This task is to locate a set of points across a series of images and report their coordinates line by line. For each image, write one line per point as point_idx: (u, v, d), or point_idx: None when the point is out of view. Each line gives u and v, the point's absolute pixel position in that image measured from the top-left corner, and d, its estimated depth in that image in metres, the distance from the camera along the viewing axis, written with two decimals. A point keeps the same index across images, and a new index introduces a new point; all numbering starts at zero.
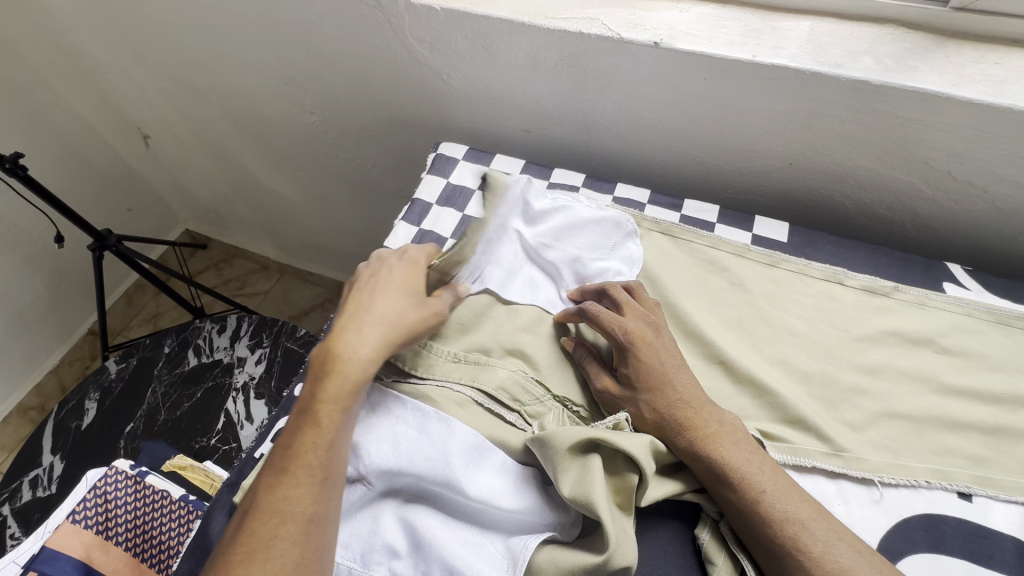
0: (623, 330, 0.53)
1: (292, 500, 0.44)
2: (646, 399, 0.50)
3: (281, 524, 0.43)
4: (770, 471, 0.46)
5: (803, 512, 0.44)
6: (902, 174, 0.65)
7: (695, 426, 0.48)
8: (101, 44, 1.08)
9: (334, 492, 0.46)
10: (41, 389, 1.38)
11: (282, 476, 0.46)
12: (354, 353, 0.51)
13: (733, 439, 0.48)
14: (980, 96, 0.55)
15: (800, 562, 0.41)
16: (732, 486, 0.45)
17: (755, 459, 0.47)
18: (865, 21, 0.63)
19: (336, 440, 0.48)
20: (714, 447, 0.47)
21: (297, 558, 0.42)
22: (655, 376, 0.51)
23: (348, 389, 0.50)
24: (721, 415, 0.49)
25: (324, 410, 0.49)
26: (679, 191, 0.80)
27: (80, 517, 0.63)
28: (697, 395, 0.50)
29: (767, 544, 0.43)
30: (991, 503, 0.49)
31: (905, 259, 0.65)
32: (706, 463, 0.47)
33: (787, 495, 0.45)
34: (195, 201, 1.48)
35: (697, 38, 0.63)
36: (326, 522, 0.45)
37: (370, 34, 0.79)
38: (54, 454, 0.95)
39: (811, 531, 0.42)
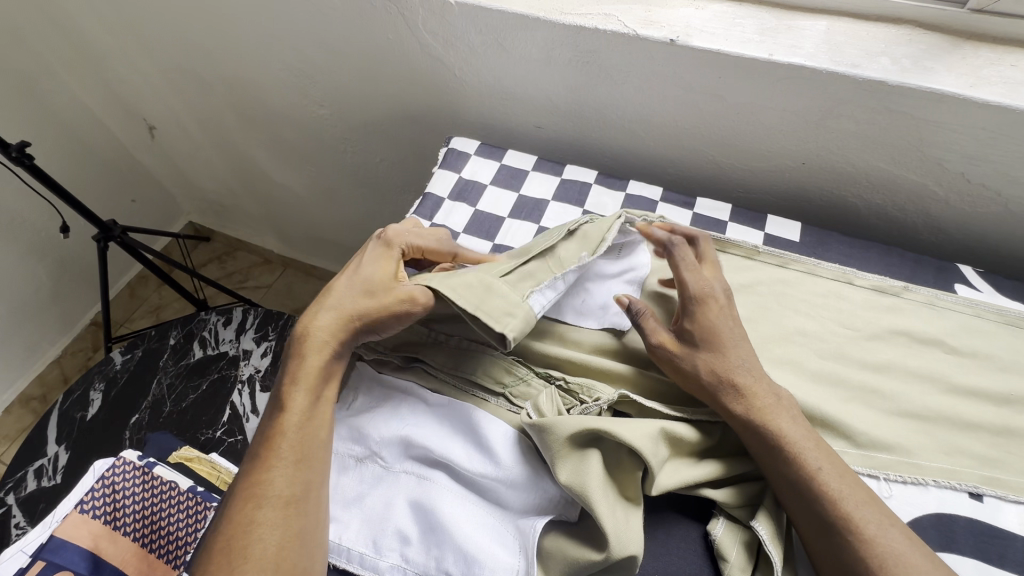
0: (697, 286, 0.54)
1: (270, 483, 0.45)
2: (706, 357, 0.50)
3: (259, 506, 0.43)
4: (824, 450, 0.46)
5: (854, 492, 0.43)
6: (915, 175, 0.65)
7: (753, 392, 0.48)
8: (107, 33, 1.07)
9: (313, 473, 0.46)
10: (43, 379, 1.37)
11: (257, 461, 0.46)
12: (320, 340, 0.51)
13: (790, 413, 0.48)
14: (997, 97, 0.55)
15: (849, 541, 0.41)
16: (786, 460, 0.45)
17: (810, 436, 0.46)
18: (881, 21, 0.63)
19: (309, 422, 0.48)
20: (771, 418, 0.47)
21: (279, 540, 0.42)
22: (721, 338, 0.51)
23: (313, 373, 0.50)
24: (777, 390, 0.49)
25: (293, 393, 0.49)
26: (691, 190, 0.80)
27: (89, 507, 0.61)
28: (757, 368, 0.50)
29: (819, 520, 0.43)
30: (1001, 504, 0.49)
31: (915, 260, 0.65)
32: (761, 431, 0.46)
33: (841, 474, 0.44)
34: (199, 192, 1.47)
35: (713, 35, 0.63)
36: (308, 501, 0.45)
37: (383, 28, 0.79)
38: (59, 444, 0.95)
39: (864, 511, 0.42)
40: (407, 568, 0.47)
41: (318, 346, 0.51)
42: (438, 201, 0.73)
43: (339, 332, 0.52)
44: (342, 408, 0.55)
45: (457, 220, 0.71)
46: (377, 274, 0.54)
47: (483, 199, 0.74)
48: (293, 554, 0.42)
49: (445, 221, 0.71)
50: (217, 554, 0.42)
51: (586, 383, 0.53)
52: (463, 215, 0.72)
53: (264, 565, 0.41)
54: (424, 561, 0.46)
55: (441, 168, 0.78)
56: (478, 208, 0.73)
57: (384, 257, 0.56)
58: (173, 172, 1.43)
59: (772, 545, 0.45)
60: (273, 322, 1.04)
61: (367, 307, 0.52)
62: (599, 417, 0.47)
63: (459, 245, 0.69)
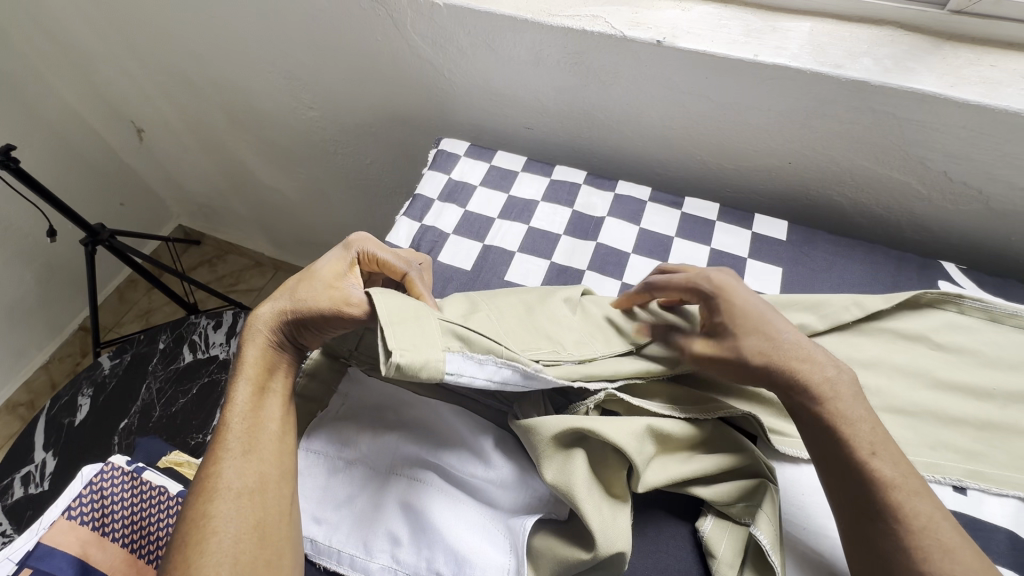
0: (706, 279, 0.49)
1: (220, 477, 0.43)
2: (751, 342, 0.45)
3: (211, 501, 0.42)
4: (881, 434, 0.42)
5: (908, 480, 0.39)
6: (899, 174, 0.66)
7: (809, 368, 0.43)
8: (93, 34, 1.07)
9: (265, 462, 0.45)
10: (31, 385, 1.36)
11: (207, 458, 0.45)
12: (257, 336, 0.50)
13: (849, 391, 0.43)
14: (976, 97, 0.56)
15: (892, 530, 0.38)
16: (840, 442, 0.41)
17: (868, 418, 0.42)
18: (864, 22, 0.64)
19: (254, 413, 0.47)
20: (831, 398, 0.42)
21: (235, 532, 0.41)
22: (753, 315, 0.46)
23: (255, 369, 0.49)
24: (836, 362, 0.45)
25: (236, 388, 0.48)
26: (679, 190, 0.81)
27: (77, 513, 0.58)
28: (807, 338, 0.46)
29: (863, 507, 0.39)
30: (984, 496, 0.50)
31: (900, 259, 0.66)
32: (813, 410, 0.43)
33: (895, 461, 0.40)
34: (188, 196, 1.46)
35: (699, 37, 0.63)
36: (265, 490, 0.44)
37: (371, 30, 0.79)
38: (46, 450, 0.93)
39: (914, 502, 0.38)
40: (398, 569, 0.46)
41: (255, 341, 0.50)
42: (427, 202, 0.74)
43: (278, 326, 0.51)
44: (325, 412, 0.55)
45: (446, 221, 0.71)
46: (322, 271, 0.52)
47: (472, 200, 0.74)
48: (251, 546, 0.41)
49: (435, 223, 0.71)
50: (175, 555, 0.41)
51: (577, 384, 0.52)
52: (453, 216, 0.72)
53: (222, 558, 0.40)
54: (415, 562, 0.46)
55: (431, 169, 0.78)
56: (468, 209, 0.73)
57: (335, 257, 0.54)
58: (162, 175, 1.42)
59: (771, 550, 0.44)
60: None
61: (305, 303, 0.50)
62: (583, 417, 0.47)
63: (449, 246, 0.69)
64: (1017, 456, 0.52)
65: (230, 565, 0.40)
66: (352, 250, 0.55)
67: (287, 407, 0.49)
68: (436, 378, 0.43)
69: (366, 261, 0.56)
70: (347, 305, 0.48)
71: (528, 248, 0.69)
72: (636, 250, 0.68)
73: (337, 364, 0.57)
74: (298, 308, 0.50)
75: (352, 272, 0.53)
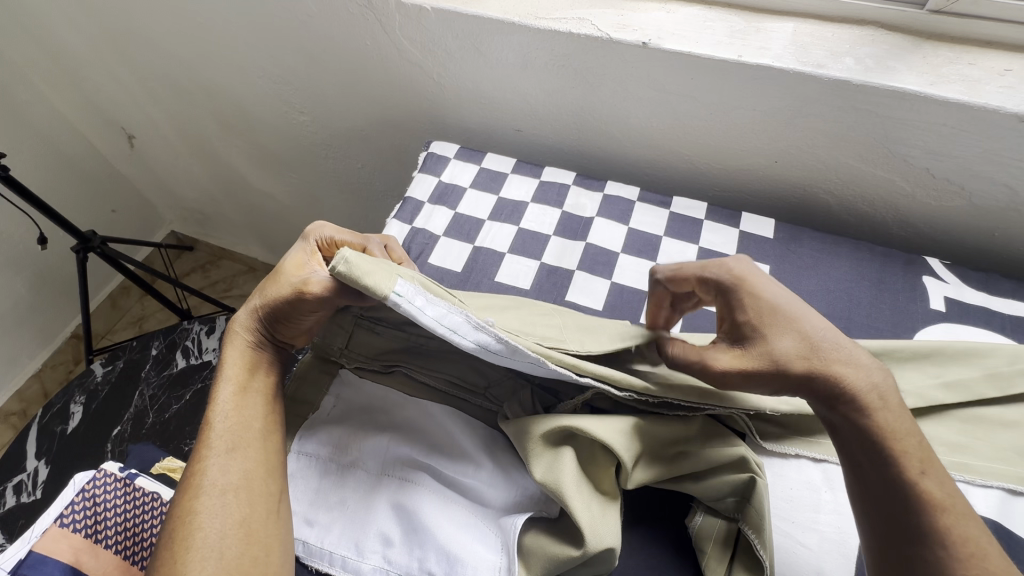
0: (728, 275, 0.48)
1: (205, 475, 0.44)
2: (781, 338, 0.44)
3: (196, 498, 0.43)
4: (928, 449, 0.40)
5: (956, 500, 0.37)
6: (882, 171, 0.67)
7: (852, 372, 0.42)
8: (84, 43, 1.07)
9: (249, 460, 0.45)
10: (23, 394, 1.35)
11: (192, 457, 0.45)
12: (236, 336, 0.52)
13: (895, 404, 0.41)
14: (956, 95, 0.57)
15: (939, 554, 0.35)
16: (885, 455, 0.39)
17: (916, 434, 0.40)
18: (846, 23, 0.65)
19: (237, 412, 0.47)
20: (877, 407, 0.40)
21: (221, 529, 0.42)
22: (782, 312, 0.45)
23: (237, 367, 0.50)
24: (880, 368, 0.43)
25: (219, 388, 0.49)
26: (668, 190, 0.81)
27: (68, 520, 0.58)
28: (844, 338, 0.44)
29: (905, 527, 0.37)
30: (970, 488, 0.51)
31: (885, 255, 0.67)
32: (858, 422, 0.41)
33: (943, 480, 0.38)
34: (181, 201, 1.46)
35: (684, 38, 0.64)
36: (249, 487, 0.44)
37: (360, 34, 0.80)
38: (38, 459, 0.93)
39: (961, 524, 0.36)
40: (389, 569, 0.46)
41: (235, 342, 0.51)
42: (417, 205, 0.74)
43: (254, 325, 0.52)
44: (318, 413, 0.55)
45: (436, 224, 0.72)
46: (285, 265, 0.52)
47: (463, 202, 0.74)
48: (237, 542, 0.41)
49: (425, 225, 0.72)
50: (160, 555, 0.41)
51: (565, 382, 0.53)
52: (443, 218, 0.72)
53: (208, 555, 0.40)
54: (406, 562, 0.46)
55: (420, 172, 0.78)
56: (458, 211, 0.73)
57: (297, 250, 0.54)
58: (154, 181, 1.42)
59: (758, 544, 0.45)
60: None
61: (271, 298, 0.51)
62: (570, 414, 0.48)
63: (439, 248, 0.69)
64: (1001, 447, 0.52)
65: (215, 561, 0.40)
66: (312, 241, 0.55)
67: (270, 404, 0.50)
68: (379, 291, 0.41)
69: (328, 249, 0.56)
70: (307, 289, 0.48)
71: (518, 249, 0.69)
72: (625, 249, 0.69)
73: (330, 365, 0.57)
74: (267, 303, 0.51)
75: (315, 258, 0.53)
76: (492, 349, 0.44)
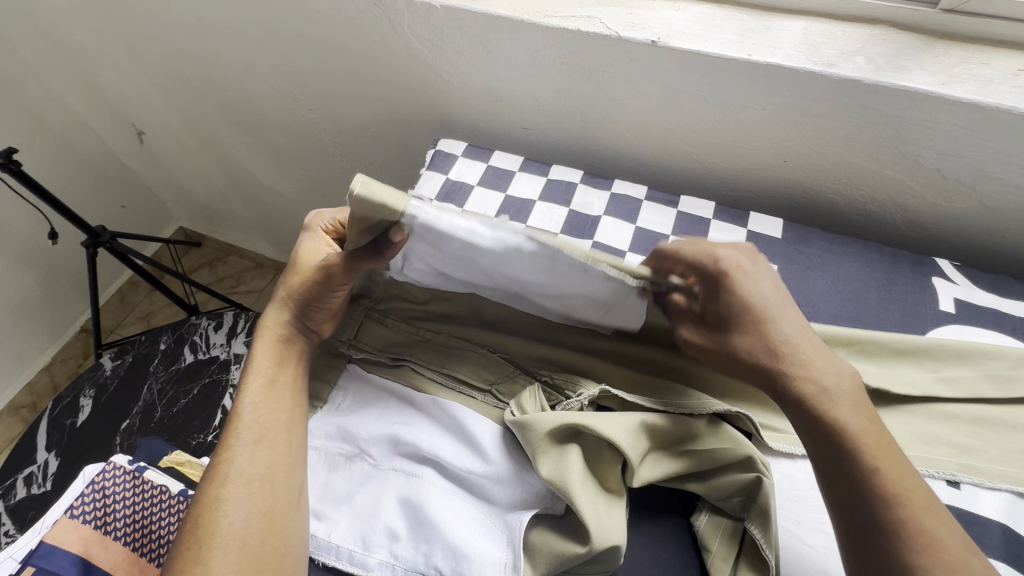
0: (714, 260, 0.47)
1: (232, 464, 0.45)
2: (741, 338, 0.46)
3: (222, 485, 0.44)
4: (886, 446, 0.41)
5: (915, 491, 0.39)
6: (893, 171, 0.66)
7: (810, 370, 0.44)
8: (95, 39, 1.07)
9: (274, 451, 0.46)
10: (34, 387, 1.37)
11: (220, 446, 0.47)
12: (269, 325, 0.53)
13: (851, 402, 0.43)
14: (969, 95, 0.57)
15: (898, 549, 0.37)
16: (845, 453, 0.41)
17: (873, 429, 0.42)
18: (857, 21, 0.65)
19: (264, 404, 0.49)
20: (828, 406, 0.42)
21: (244, 517, 0.43)
22: (752, 311, 0.46)
23: (269, 354, 0.52)
24: (838, 367, 0.44)
25: (250, 381, 0.50)
26: (677, 189, 0.81)
27: (78, 512, 0.62)
28: (807, 341, 0.45)
29: (865, 520, 0.39)
30: (978, 490, 0.50)
31: (895, 255, 0.67)
32: (816, 419, 0.42)
33: (903, 477, 0.40)
34: (189, 197, 1.47)
35: (693, 37, 0.64)
36: (273, 478, 0.45)
37: (369, 31, 0.80)
38: (49, 451, 0.94)
39: (919, 516, 0.38)
40: (396, 564, 0.47)
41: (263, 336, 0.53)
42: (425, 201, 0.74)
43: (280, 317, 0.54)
44: (329, 408, 0.56)
45: None
46: (301, 257, 0.54)
47: (470, 199, 0.74)
48: (260, 529, 0.43)
49: None
50: (185, 540, 0.42)
51: (572, 379, 0.53)
52: None
53: (231, 541, 0.41)
54: (413, 557, 0.46)
55: (429, 169, 0.78)
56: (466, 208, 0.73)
57: (307, 240, 0.56)
58: (163, 177, 1.43)
59: (764, 543, 0.45)
60: None
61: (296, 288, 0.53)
62: (576, 412, 0.48)
63: None
64: (1010, 450, 0.52)
65: (240, 548, 0.41)
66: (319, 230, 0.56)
67: (298, 395, 0.51)
68: (396, 209, 0.41)
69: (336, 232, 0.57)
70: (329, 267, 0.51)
71: None
72: (632, 248, 0.69)
73: (339, 359, 0.59)
74: (294, 294, 0.53)
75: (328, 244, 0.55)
76: (512, 249, 0.43)
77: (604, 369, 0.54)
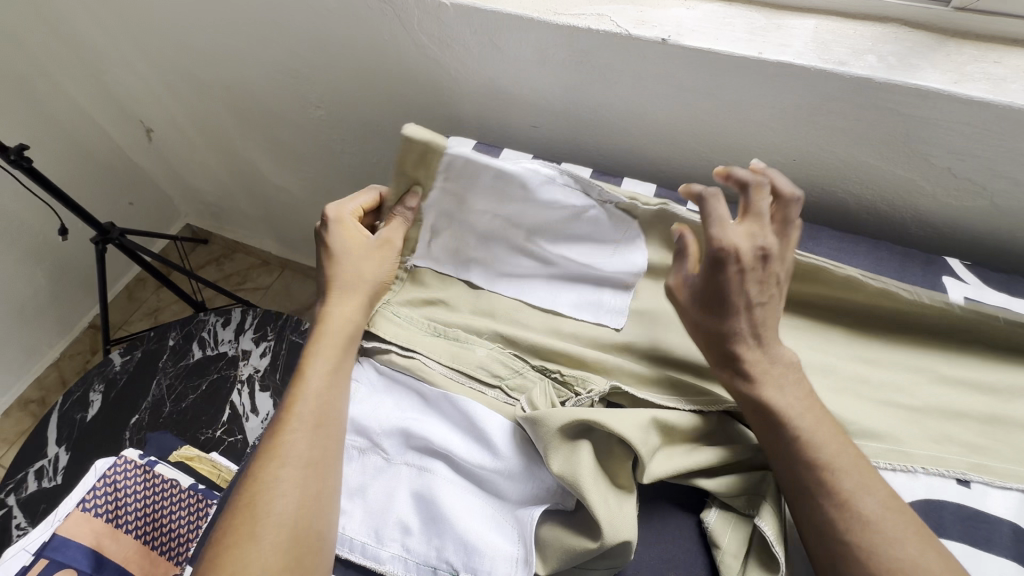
0: (724, 242, 0.47)
1: (290, 445, 0.47)
2: (713, 320, 0.48)
3: (280, 465, 0.46)
4: (826, 427, 0.45)
5: (838, 459, 0.44)
6: (903, 170, 0.66)
7: (757, 356, 0.48)
8: (104, 37, 1.08)
9: (329, 440, 0.49)
10: (42, 382, 1.38)
11: (276, 426, 0.49)
12: (336, 308, 0.57)
13: (789, 386, 0.47)
14: (981, 94, 0.56)
15: (834, 521, 0.42)
16: (779, 433, 0.46)
17: (809, 409, 0.46)
18: (869, 20, 0.65)
19: (325, 392, 0.51)
20: (762, 387, 0.47)
21: (299, 498, 0.45)
22: (735, 303, 0.48)
23: (333, 339, 0.55)
24: (780, 354, 0.48)
25: (313, 366, 0.53)
26: (686, 188, 0.81)
27: (91, 504, 0.66)
28: (766, 331, 0.48)
29: (804, 493, 0.44)
30: (988, 489, 0.51)
31: (905, 254, 0.67)
32: (753, 401, 0.47)
33: (841, 456, 0.44)
34: (197, 194, 1.48)
35: (704, 35, 0.64)
36: (326, 465, 0.48)
37: (379, 28, 0.80)
38: (58, 445, 0.95)
39: (841, 479, 0.43)
40: (408, 558, 0.48)
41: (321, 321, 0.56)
42: None
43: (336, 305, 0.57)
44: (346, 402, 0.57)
45: None
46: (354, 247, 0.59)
47: None
48: (311, 512, 0.45)
49: None
50: (237, 511, 0.44)
51: (582, 375, 0.54)
52: None
53: (285, 520, 0.44)
54: (425, 550, 0.47)
55: None
56: None
57: (352, 232, 0.59)
58: (170, 174, 1.43)
59: (775, 542, 0.45)
60: (272, 322, 1.02)
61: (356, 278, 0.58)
62: (588, 408, 0.48)
63: None
64: (1019, 449, 0.52)
65: (290, 527, 0.44)
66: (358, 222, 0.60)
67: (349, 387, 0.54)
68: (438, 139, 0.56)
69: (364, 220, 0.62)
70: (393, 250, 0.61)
71: None
72: None
73: None
74: (351, 282, 0.58)
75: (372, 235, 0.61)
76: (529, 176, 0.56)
77: (614, 365, 0.55)
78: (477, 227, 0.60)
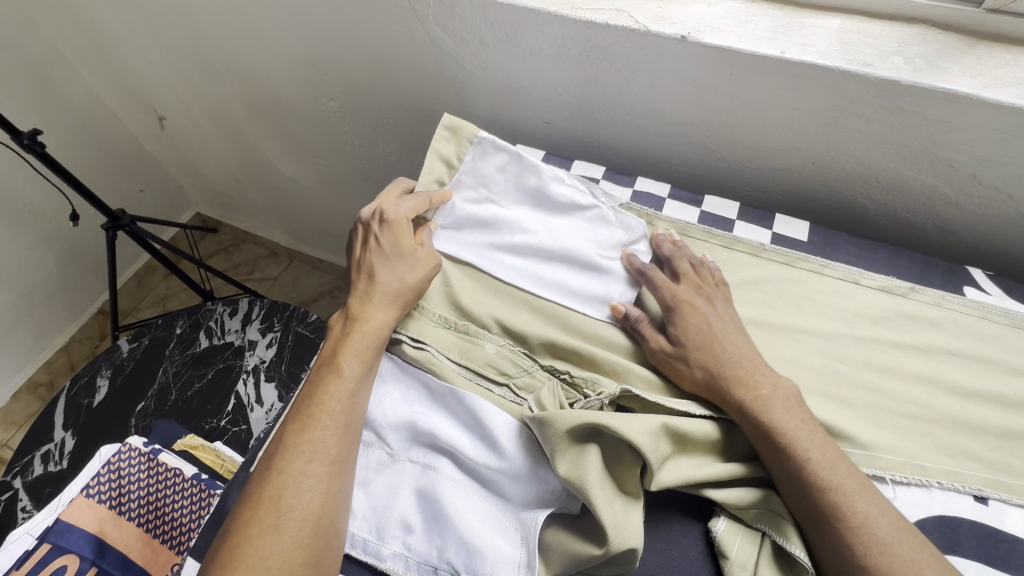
0: (672, 294, 0.55)
1: (318, 441, 0.47)
2: (696, 356, 0.51)
3: (308, 461, 0.46)
4: (829, 449, 0.46)
5: (848, 482, 0.44)
6: (926, 176, 0.65)
7: (755, 380, 0.49)
8: (118, 23, 1.08)
9: (353, 441, 0.49)
10: (50, 366, 1.39)
11: (304, 418, 0.48)
12: (373, 309, 0.55)
13: (789, 410, 0.48)
14: (1011, 98, 0.55)
15: (852, 546, 0.41)
16: (786, 455, 0.45)
17: (811, 431, 0.47)
18: (896, 20, 0.63)
19: (355, 392, 0.51)
20: (766, 411, 0.47)
21: (322, 495, 0.45)
22: (707, 338, 0.52)
23: (367, 339, 0.53)
24: (775, 379, 0.49)
25: (346, 362, 0.52)
26: (700, 188, 0.80)
27: (94, 491, 0.67)
28: (750, 356, 0.51)
29: (818, 517, 0.43)
30: (1005, 507, 0.49)
31: (926, 262, 0.65)
32: (760, 424, 0.47)
33: (849, 479, 0.44)
34: (207, 182, 1.48)
35: (725, 33, 0.62)
36: (348, 465, 0.48)
37: (393, 20, 0.79)
38: (65, 430, 0.95)
39: (852, 501, 0.42)
40: (409, 557, 0.47)
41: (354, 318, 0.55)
42: None
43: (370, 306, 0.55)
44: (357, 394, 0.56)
45: None
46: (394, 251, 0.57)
47: None
48: (332, 509, 0.45)
49: None
50: (259, 503, 0.44)
51: (591, 378, 0.53)
52: None
53: (307, 516, 0.44)
54: (426, 550, 0.47)
55: None
56: None
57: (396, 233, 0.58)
58: (181, 162, 1.44)
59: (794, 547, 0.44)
60: (279, 312, 1.03)
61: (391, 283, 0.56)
62: (596, 411, 0.47)
63: None
64: None
65: (311, 523, 0.44)
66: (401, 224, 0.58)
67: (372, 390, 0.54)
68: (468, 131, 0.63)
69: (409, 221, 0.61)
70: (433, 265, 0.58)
71: None
72: None
73: None
74: (388, 286, 0.56)
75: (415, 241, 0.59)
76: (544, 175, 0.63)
77: (622, 364, 0.54)
78: (492, 212, 0.63)
